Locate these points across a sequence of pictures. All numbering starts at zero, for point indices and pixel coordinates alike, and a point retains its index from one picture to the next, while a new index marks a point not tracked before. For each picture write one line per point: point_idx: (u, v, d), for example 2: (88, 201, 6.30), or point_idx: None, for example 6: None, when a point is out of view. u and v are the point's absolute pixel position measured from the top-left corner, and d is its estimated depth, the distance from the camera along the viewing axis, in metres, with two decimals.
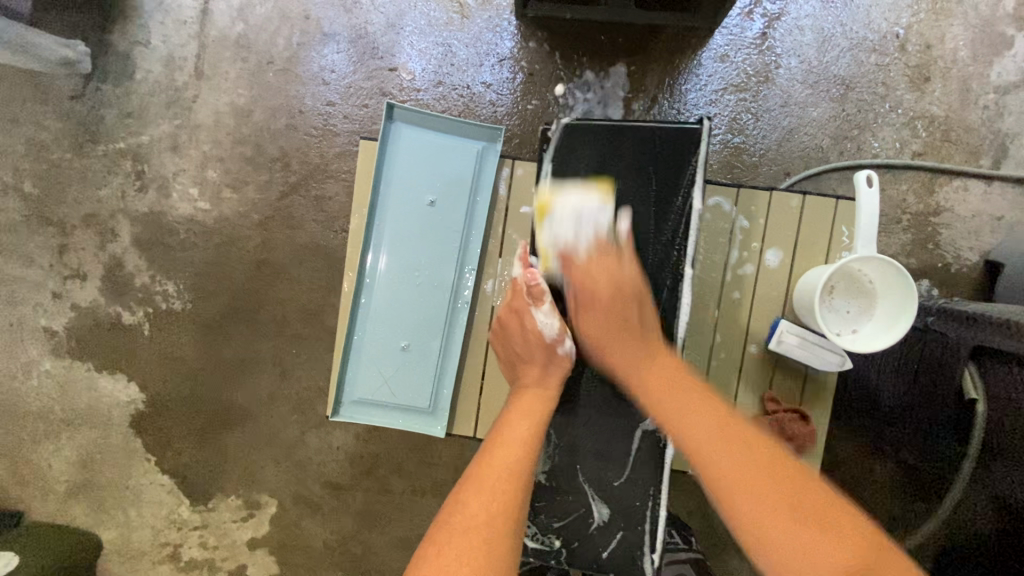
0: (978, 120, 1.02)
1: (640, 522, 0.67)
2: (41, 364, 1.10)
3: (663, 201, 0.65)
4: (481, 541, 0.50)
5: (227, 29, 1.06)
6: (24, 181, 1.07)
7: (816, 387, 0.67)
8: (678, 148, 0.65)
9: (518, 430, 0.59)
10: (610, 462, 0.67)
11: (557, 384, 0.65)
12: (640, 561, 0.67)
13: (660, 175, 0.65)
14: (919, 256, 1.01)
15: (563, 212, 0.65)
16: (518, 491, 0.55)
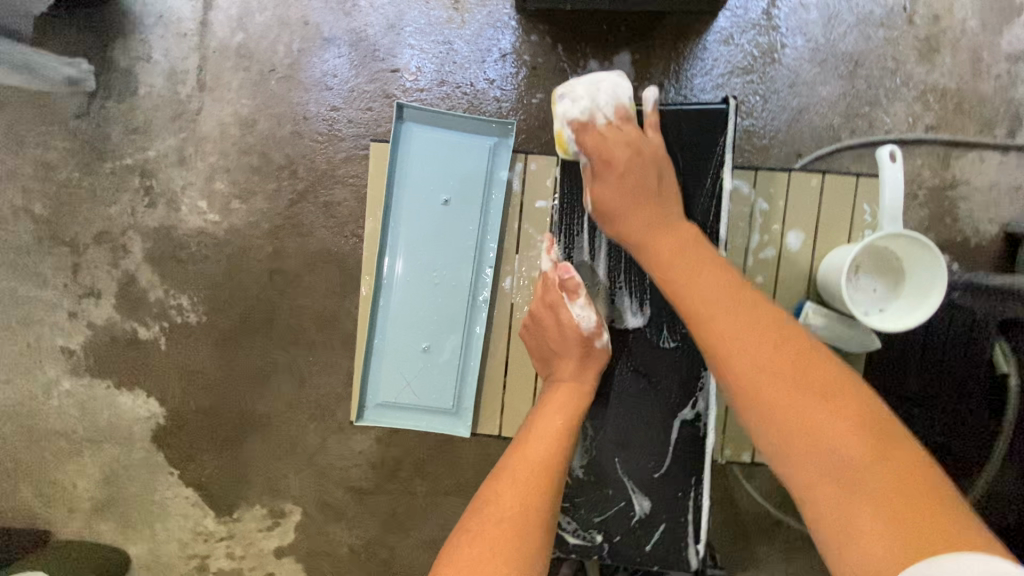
0: (990, 90, 1.00)
1: (682, 514, 0.69)
2: (60, 384, 1.10)
3: (691, 186, 0.66)
4: (514, 527, 0.52)
5: (227, 40, 1.05)
6: (34, 203, 1.07)
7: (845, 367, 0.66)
8: (703, 134, 0.66)
9: (549, 422, 0.61)
10: (650, 454, 0.70)
11: (590, 379, 0.65)
12: (684, 553, 0.69)
13: (686, 160, 0.66)
14: (937, 231, 1.00)
15: (576, 91, 0.66)
16: (549, 482, 0.56)
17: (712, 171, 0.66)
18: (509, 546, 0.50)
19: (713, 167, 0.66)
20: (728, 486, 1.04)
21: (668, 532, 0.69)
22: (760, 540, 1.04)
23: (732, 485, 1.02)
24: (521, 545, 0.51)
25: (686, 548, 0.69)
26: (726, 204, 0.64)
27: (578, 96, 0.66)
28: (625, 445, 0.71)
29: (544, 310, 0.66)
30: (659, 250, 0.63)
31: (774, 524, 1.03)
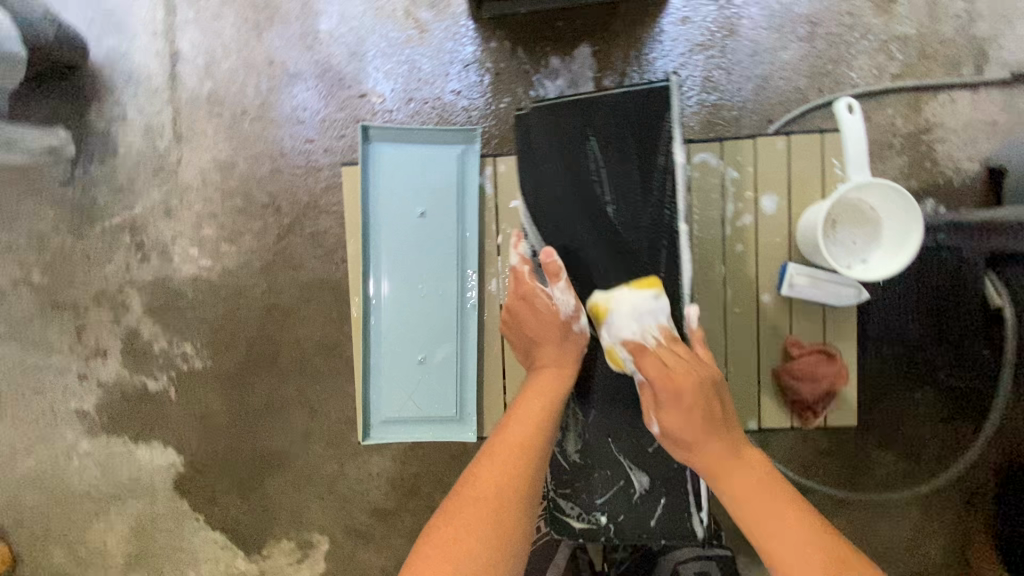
0: (951, 31, 1.00)
1: (681, 486, 0.68)
2: (79, 446, 1.12)
3: (647, 163, 0.64)
4: (490, 515, 0.55)
5: (198, 89, 1.08)
6: (31, 273, 1.09)
7: (839, 322, 0.65)
8: (651, 109, 0.64)
9: (530, 411, 0.62)
10: (641, 430, 0.69)
11: (572, 363, 0.66)
12: (689, 525, 0.67)
13: (637, 140, 0.64)
14: (919, 176, 0.99)
15: (619, 316, 0.63)
16: (528, 468, 0.58)
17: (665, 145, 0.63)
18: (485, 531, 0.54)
19: (665, 141, 0.63)
20: None
21: (669, 505, 0.68)
22: None
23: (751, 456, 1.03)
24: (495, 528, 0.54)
25: (689, 518, 0.68)
26: (682, 175, 0.62)
27: (625, 320, 0.63)
28: (617, 424, 0.70)
29: (524, 303, 0.67)
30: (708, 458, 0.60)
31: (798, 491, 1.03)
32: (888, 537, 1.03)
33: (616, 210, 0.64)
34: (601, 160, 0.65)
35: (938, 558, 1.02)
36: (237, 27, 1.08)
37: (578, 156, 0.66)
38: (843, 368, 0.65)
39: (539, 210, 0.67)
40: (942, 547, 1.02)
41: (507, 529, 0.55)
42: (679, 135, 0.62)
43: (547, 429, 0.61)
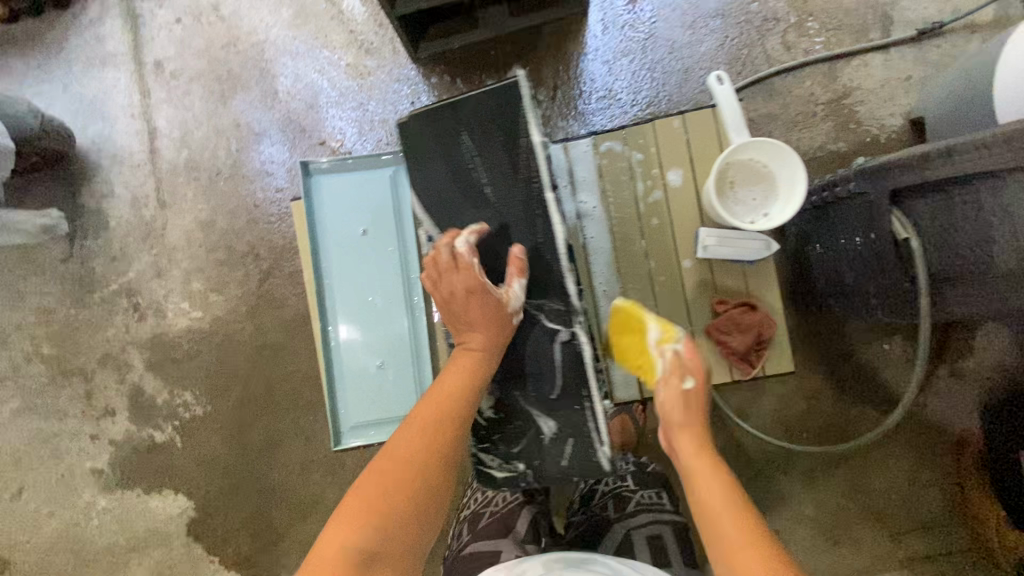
0: (853, 1, 1.07)
1: (584, 424, 0.69)
2: (96, 504, 1.18)
3: (511, 147, 0.68)
4: (415, 476, 0.57)
5: (176, 158, 1.19)
6: (42, 345, 1.19)
7: (759, 277, 0.70)
8: (506, 100, 0.68)
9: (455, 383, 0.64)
10: (543, 379, 0.69)
11: (497, 345, 0.67)
12: (597, 458, 0.68)
13: (500, 128, 0.68)
14: (846, 138, 1.05)
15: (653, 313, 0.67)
16: (450, 432, 0.61)
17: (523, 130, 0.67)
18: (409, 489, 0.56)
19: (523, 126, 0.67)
20: (729, 431, 1.06)
21: (576, 443, 0.69)
22: (776, 474, 1.05)
23: (731, 428, 1.06)
24: (418, 488, 0.57)
25: (596, 452, 0.68)
26: (541, 153, 0.67)
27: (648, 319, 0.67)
28: (523, 377, 0.70)
29: (472, 291, 0.66)
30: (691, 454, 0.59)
31: (784, 457, 1.05)
32: (886, 495, 1.03)
33: (494, 189, 0.69)
34: (469, 151, 0.69)
35: (941, 510, 1.02)
36: (204, 98, 1.19)
37: (450, 151, 0.70)
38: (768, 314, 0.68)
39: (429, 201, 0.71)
40: (943, 498, 1.02)
41: (430, 488, 0.57)
42: (532, 119, 0.66)
43: (470, 399, 0.64)
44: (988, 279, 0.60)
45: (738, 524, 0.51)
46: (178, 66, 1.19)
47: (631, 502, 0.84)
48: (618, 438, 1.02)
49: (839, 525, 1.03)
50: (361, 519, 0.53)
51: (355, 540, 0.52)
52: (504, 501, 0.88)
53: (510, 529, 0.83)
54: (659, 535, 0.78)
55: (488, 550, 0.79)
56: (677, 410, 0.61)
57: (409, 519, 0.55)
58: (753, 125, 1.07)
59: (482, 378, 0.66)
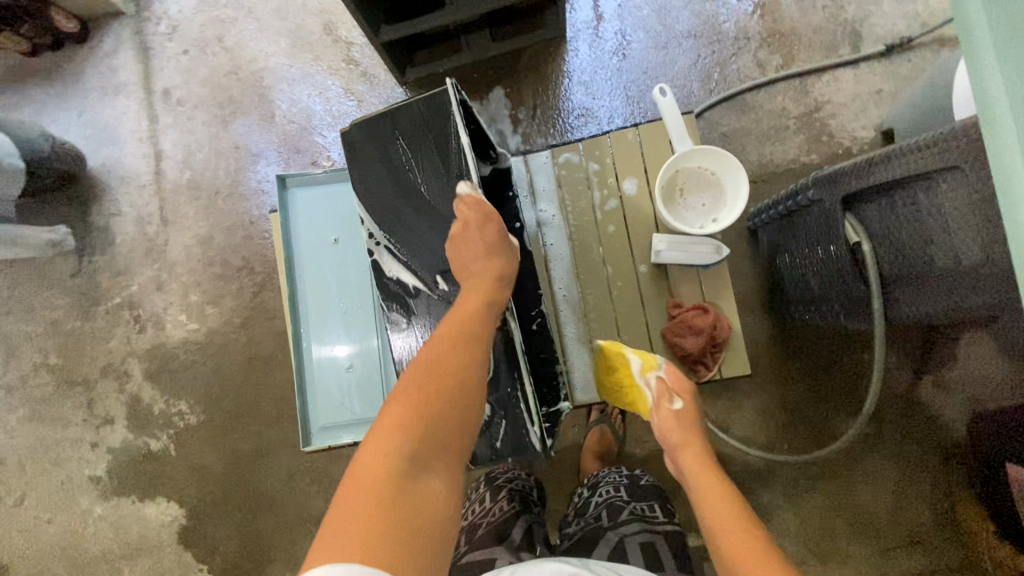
0: (823, 19, 1.11)
1: (515, 406, 0.66)
2: (93, 511, 1.22)
3: (442, 148, 0.69)
4: (443, 400, 0.57)
5: (179, 178, 1.26)
6: (49, 356, 1.25)
7: (711, 279, 0.74)
8: (438, 107, 0.70)
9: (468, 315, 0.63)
10: None
11: (503, 279, 0.68)
12: (528, 439, 0.66)
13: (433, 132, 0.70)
14: (817, 150, 1.08)
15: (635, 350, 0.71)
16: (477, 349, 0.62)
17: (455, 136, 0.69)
18: (436, 413, 0.56)
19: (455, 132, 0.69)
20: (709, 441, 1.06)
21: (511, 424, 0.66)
22: (758, 487, 1.04)
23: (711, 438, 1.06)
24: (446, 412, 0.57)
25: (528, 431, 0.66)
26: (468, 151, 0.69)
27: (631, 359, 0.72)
28: None
29: (483, 228, 0.67)
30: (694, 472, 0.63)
31: (767, 469, 1.04)
32: (871, 505, 1.01)
33: (428, 189, 0.70)
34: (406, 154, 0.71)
35: (931, 525, 0.99)
36: (207, 122, 1.27)
37: (388, 154, 0.71)
38: (721, 316, 0.72)
39: (364, 201, 0.71)
40: (931, 510, 0.99)
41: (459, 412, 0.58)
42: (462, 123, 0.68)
43: (486, 326, 0.63)
44: (930, 280, 0.61)
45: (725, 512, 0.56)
46: (184, 94, 1.27)
47: (624, 512, 0.80)
48: (595, 447, 1.03)
49: (825, 538, 1.01)
50: (394, 439, 0.53)
51: (393, 459, 0.51)
52: (501, 511, 0.83)
53: (505, 536, 0.78)
54: (651, 543, 0.74)
55: (482, 554, 0.74)
56: (671, 425, 0.67)
57: (446, 440, 0.55)
58: (727, 139, 1.10)
59: (494, 309, 0.65)
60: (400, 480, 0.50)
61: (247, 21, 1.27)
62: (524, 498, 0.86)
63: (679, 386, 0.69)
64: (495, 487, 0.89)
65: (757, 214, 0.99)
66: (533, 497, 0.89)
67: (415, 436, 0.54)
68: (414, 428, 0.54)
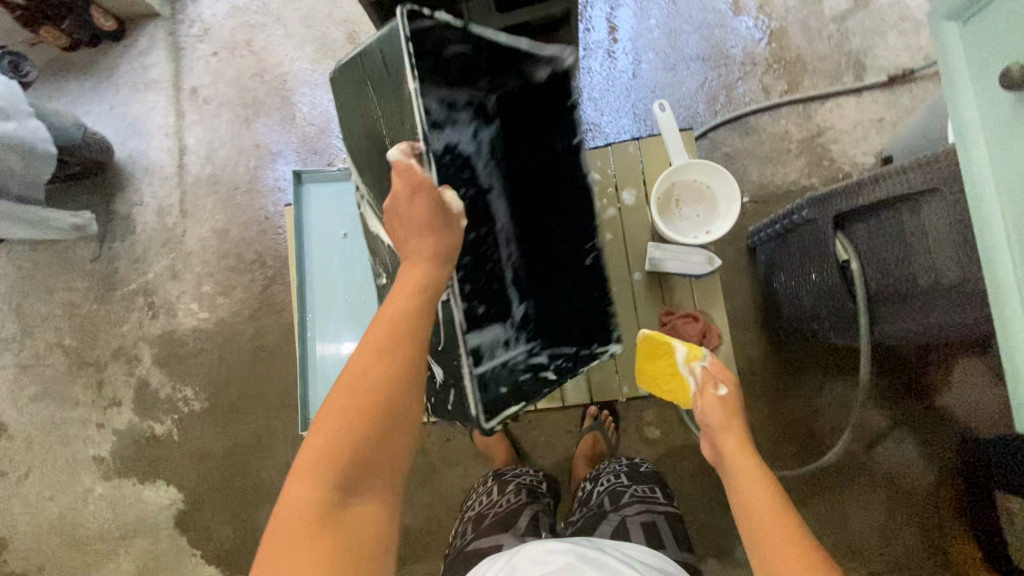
0: (828, 48, 1.14)
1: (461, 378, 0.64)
2: (94, 490, 1.25)
3: (398, 91, 0.63)
4: (369, 424, 0.50)
5: (200, 173, 1.31)
6: (64, 337, 1.29)
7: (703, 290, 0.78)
8: (393, 48, 0.63)
9: (398, 310, 0.54)
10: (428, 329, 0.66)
11: (445, 255, 0.58)
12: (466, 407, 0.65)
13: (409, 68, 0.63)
14: (818, 174, 1.10)
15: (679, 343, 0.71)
16: (409, 349, 0.53)
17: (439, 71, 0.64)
18: (365, 436, 0.50)
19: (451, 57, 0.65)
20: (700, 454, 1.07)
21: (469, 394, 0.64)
22: None
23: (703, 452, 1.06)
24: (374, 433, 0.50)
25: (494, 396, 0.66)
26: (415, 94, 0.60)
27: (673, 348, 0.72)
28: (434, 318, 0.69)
29: (412, 200, 0.57)
30: (727, 447, 0.62)
31: None
32: (860, 528, 1.01)
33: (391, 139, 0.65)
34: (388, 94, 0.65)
35: (919, 549, 0.99)
36: (231, 121, 1.32)
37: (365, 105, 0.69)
38: (711, 324, 0.76)
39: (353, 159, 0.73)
40: (920, 534, 0.99)
41: (389, 431, 0.51)
42: (411, 66, 0.60)
43: (421, 321, 0.54)
44: (912, 297, 0.64)
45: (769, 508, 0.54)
46: (211, 93, 1.33)
47: (626, 495, 0.82)
48: (587, 451, 1.05)
49: None
50: (320, 473, 0.49)
51: (320, 497, 0.48)
52: (508, 502, 0.85)
53: (511, 523, 0.79)
54: (653, 523, 0.76)
55: (488, 543, 0.76)
56: (715, 412, 0.65)
57: (378, 465, 0.51)
58: (730, 159, 1.14)
59: (430, 297, 0.56)
60: (332, 509, 0.48)
61: (275, 27, 1.33)
62: (531, 489, 0.88)
63: (722, 376, 0.67)
64: (501, 481, 0.91)
65: (756, 233, 1.01)
66: (541, 489, 0.91)
67: (340, 465, 0.49)
68: (340, 456, 0.49)
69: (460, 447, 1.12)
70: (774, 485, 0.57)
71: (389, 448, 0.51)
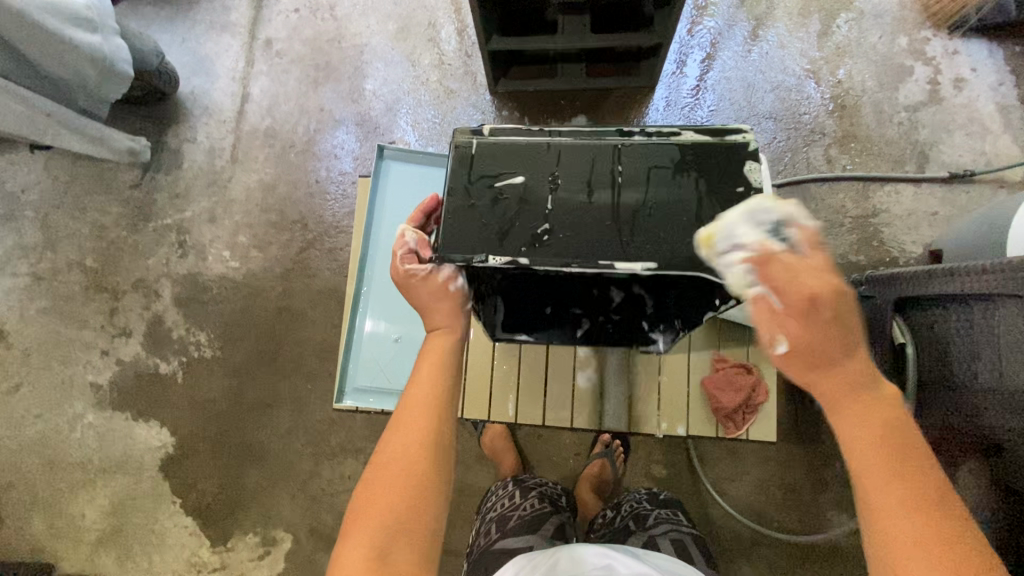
0: (896, 134, 1.18)
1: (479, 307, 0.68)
2: (84, 417, 1.22)
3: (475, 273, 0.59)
4: (412, 477, 0.52)
5: (258, 123, 1.30)
6: (86, 258, 1.26)
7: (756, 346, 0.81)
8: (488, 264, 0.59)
9: (432, 380, 0.56)
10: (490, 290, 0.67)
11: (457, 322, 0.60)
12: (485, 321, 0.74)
13: (536, 175, 0.56)
14: (866, 252, 1.13)
15: (745, 228, 0.50)
16: (436, 413, 0.55)
17: (576, 252, 0.53)
18: (409, 490, 0.51)
19: (611, 198, 0.55)
20: (704, 502, 1.07)
21: (526, 303, 0.71)
22: (740, 559, 1.05)
23: (707, 499, 1.07)
24: (416, 492, 0.51)
25: (541, 311, 0.72)
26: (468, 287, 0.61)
27: (741, 235, 0.50)
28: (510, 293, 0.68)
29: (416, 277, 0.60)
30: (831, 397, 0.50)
31: (753, 542, 1.05)
32: None
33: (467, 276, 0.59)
34: (529, 138, 0.59)
35: None
36: (300, 79, 1.32)
37: None
38: (761, 380, 0.79)
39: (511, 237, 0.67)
40: None
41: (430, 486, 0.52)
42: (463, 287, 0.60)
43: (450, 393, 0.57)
44: (967, 393, 0.66)
45: (900, 491, 0.45)
46: (285, 47, 1.33)
47: (651, 517, 0.86)
48: (591, 479, 1.04)
49: None
50: (369, 534, 0.49)
51: (365, 561, 0.47)
52: (533, 507, 0.88)
53: (539, 527, 0.83)
54: (682, 540, 0.80)
55: (519, 544, 0.79)
56: (819, 345, 0.48)
57: (416, 521, 0.50)
58: None
59: (455, 365, 0.60)
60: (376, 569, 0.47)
61: None
62: (553, 499, 0.92)
63: (787, 302, 0.47)
64: (523, 487, 0.94)
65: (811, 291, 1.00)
66: (560, 501, 0.94)
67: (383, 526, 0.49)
68: (390, 513, 0.50)
69: (467, 446, 1.11)
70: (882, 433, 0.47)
71: (423, 507, 0.51)
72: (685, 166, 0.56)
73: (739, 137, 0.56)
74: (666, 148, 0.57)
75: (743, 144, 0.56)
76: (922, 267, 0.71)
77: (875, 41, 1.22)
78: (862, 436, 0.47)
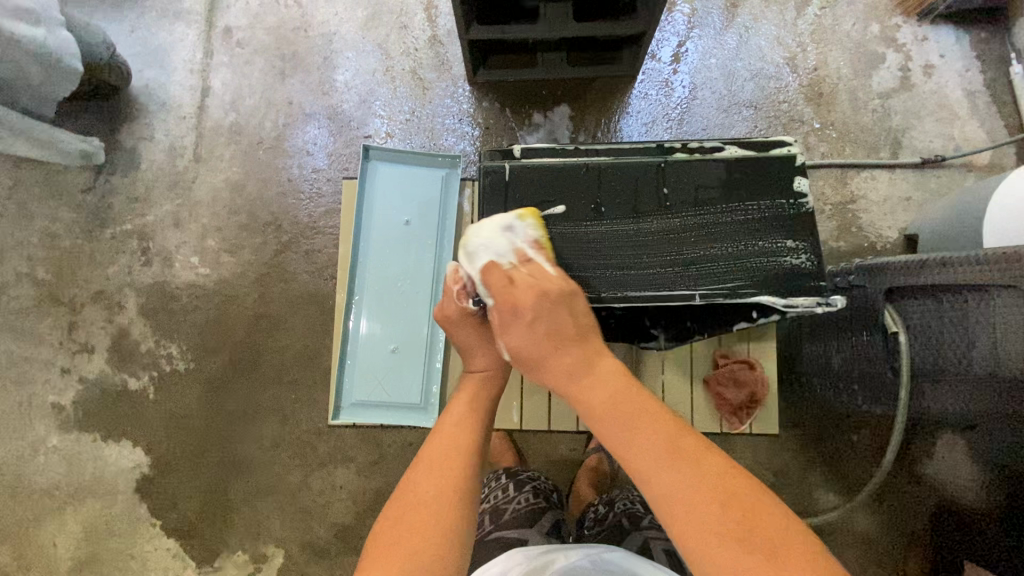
0: (871, 121, 1.20)
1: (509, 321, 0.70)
2: (47, 441, 1.13)
3: None
4: (441, 515, 0.52)
5: (221, 119, 1.22)
6: (37, 269, 1.16)
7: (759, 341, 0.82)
8: None
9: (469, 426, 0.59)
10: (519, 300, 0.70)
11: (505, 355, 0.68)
12: None
13: (586, 198, 0.69)
14: (846, 238, 1.16)
15: (481, 241, 0.66)
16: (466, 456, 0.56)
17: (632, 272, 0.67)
18: (436, 526, 0.51)
19: (656, 214, 0.68)
20: None
21: None
22: None
23: None
24: (435, 534, 0.50)
25: None
26: None
27: (487, 243, 0.66)
28: None
29: (463, 322, 0.67)
30: (607, 420, 0.56)
31: None
32: None
33: None
34: (574, 161, 0.70)
35: None
36: (264, 71, 1.23)
37: None
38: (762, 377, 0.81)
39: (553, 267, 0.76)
40: None
41: (451, 525, 0.51)
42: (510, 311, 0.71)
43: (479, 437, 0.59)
44: (965, 380, 0.70)
45: (681, 482, 0.51)
46: (246, 37, 1.24)
47: (646, 519, 0.87)
48: (591, 473, 1.06)
49: None
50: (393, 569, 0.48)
51: None
52: (526, 502, 0.88)
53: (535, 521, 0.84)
54: (674, 551, 0.80)
55: (514, 536, 0.81)
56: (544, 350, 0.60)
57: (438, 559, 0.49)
58: None
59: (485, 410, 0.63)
60: None
61: None
62: (548, 495, 0.91)
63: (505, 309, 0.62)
64: (517, 479, 0.93)
65: None
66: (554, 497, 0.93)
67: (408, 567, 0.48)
68: (415, 553, 0.49)
69: None
70: (657, 436, 0.54)
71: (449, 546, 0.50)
72: (726, 184, 0.68)
73: (782, 150, 0.69)
74: (713, 164, 0.69)
75: (789, 155, 0.69)
76: (915, 258, 0.73)
77: (849, 28, 1.23)
78: (648, 447, 0.53)
